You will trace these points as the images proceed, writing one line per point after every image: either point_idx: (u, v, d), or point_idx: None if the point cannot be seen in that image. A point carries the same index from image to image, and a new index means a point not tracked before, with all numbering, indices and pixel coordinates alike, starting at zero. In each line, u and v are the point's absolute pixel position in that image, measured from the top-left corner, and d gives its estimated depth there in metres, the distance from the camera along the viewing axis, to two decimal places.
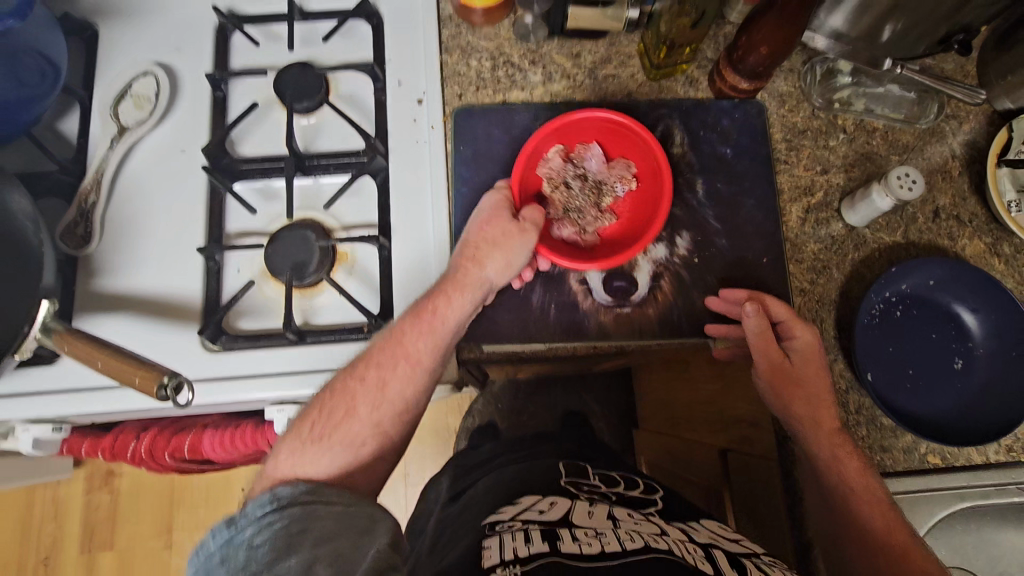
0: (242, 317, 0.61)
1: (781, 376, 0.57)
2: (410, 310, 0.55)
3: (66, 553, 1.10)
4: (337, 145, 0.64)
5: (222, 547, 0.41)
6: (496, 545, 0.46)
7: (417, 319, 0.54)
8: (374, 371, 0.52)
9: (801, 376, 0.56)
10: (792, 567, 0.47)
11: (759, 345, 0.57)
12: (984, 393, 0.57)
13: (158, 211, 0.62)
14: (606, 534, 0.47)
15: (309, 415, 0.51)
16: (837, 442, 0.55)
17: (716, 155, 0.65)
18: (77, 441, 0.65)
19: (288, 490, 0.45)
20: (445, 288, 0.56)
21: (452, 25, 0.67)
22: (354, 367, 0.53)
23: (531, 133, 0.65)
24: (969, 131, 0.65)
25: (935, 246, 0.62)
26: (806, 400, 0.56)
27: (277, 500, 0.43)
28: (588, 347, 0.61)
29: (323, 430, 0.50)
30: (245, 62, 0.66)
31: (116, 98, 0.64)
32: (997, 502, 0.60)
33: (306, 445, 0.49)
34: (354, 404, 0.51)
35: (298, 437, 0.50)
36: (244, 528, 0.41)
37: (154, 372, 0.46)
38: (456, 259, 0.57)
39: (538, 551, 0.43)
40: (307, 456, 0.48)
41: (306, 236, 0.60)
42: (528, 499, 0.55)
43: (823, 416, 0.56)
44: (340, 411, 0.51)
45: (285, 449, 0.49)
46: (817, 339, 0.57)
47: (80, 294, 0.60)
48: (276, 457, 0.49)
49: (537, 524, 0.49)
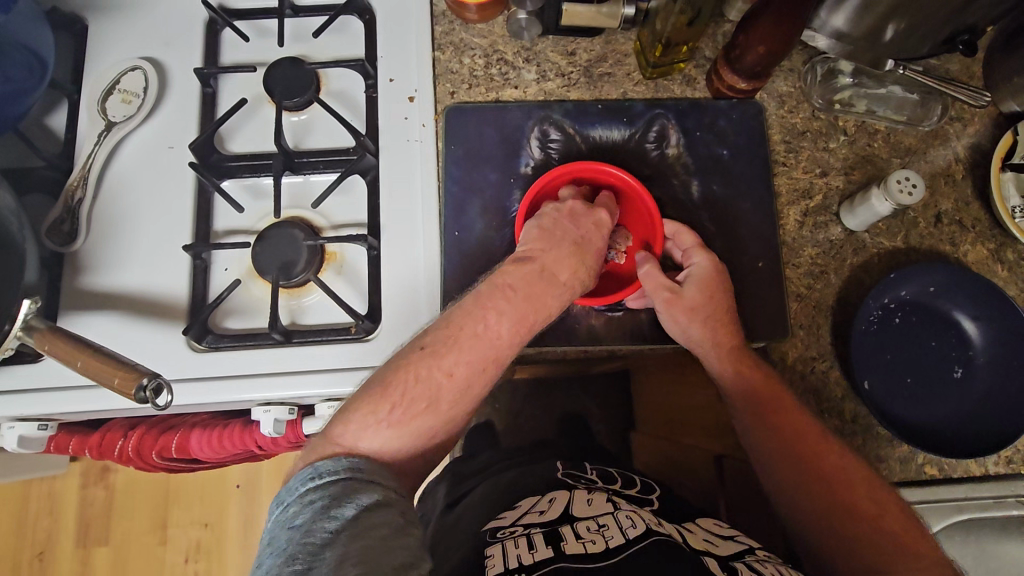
0: (229, 316, 0.60)
1: (677, 302, 0.56)
2: (513, 308, 0.50)
3: (61, 548, 1.11)
4: (327, 143, 0.63)
5: (273, 524, 0.40)
6: (499, 553, 0.45)
7: (517, 318, 0.50)
8: (465, 364, 0.47)
9: (692, 298, 0.56)
10: (785, 563, 0.46)
11: (651, 279, 0.57)
12: (984, 404, 0.56)
13: (145, 208, 0.62)
14: (608, 527, 0.46)
15: (388, 391, 0.45)
16: (827, 451, 0.52)
17: (712, 156, 0.63)
18: (63, 438, 0.64)
19: (333, 465, 0.42)
20: (545, 288, 0.52)
21: (445, 21, 0.66)
22: (442, 353, 0.47)
23: (523, 132, 0.64)
24: (973, 134, 0.63)
25: (936, 252, 0.61)
26: (704, 324, 0.56)
27: (321, 476, 0.41)
28: (579, 351, 0.60)
29: (403, 415, 0.45)
30: (235, 58, 0.65)
31: (104, 92, 0.63)
32: (996, 515, 0.58)
33: (382, 426, 0.45)
34: (438, 397, 0.46)
35: (375, 414, 0.45)
36: (291, 506, 0.40)
37: (133, 373, 0.45)
38: (569, 271, 0.53)
39: (544, 557, 0.43)
40: (379, 438, 0.44)
41: (294, 235, 0.59)
42: (526, 503, 0.54)
43: (729, 362, 0.56)
44: (422, 400, 0.46)
45: (357, 419, 0.44)
46: (713, 266, 0.58)
47: (65, 292, 0.60)
48: (345, 423, 0.45)
49: (539, 525, 0.48)
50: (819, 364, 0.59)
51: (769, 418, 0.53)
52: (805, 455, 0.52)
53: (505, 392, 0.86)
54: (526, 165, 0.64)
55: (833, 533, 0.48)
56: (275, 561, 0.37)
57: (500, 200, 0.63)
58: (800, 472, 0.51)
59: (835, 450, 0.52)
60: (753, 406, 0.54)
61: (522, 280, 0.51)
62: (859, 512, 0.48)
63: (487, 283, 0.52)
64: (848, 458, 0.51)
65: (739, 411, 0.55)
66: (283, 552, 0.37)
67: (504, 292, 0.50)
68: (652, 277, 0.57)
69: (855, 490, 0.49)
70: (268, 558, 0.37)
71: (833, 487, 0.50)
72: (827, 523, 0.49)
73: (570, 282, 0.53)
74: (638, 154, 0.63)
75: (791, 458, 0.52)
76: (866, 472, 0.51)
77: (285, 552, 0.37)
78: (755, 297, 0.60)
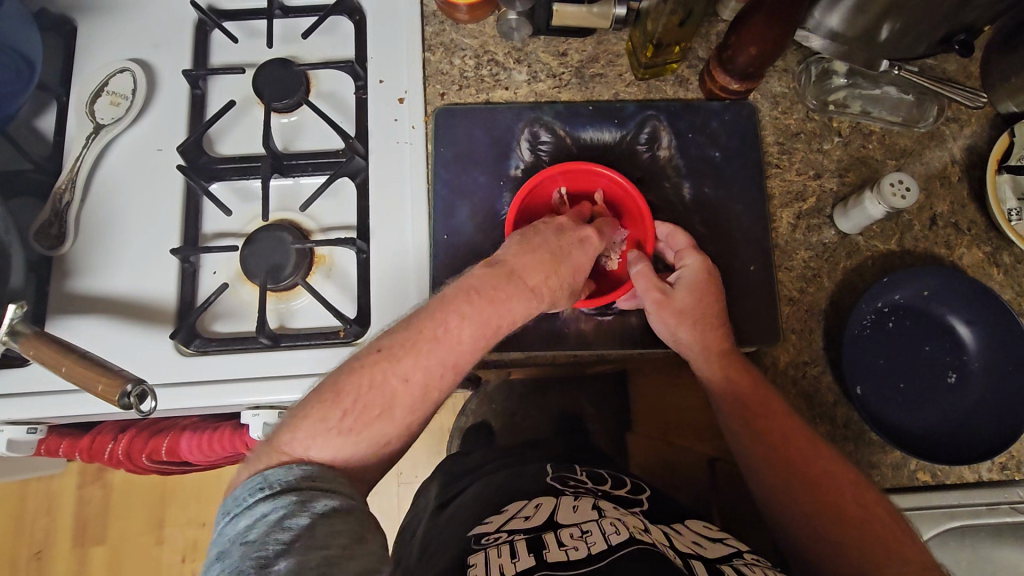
0: (217, 320, 0.60)
1: (667, 304, 0.55)
2: (476, 313, 0.46)
3: (59, 547, 1.11)
4: (316, 145, 0.63)
5: (220, 539, 0.39)
6: (481, 561, 0.44)
7: (480, 325, 0.47)
8: (422, 371, 0.45)
9: (682, 301, 0.55)
10: (774, 566, 0.45)
11: (643, 279, 0.56)
12: (978, 410, 0.55)
13: (133, 211, 0.61)
14: (592, 533, 0.45)
15: (340, 397, 0.43)
16: (819, 458, 0.51)
17: (704, 158, 0.63)
18: (54, 441, 0.64)
19: (282, 474, 0.40)
20: (512, 293, 0.48)
21: (436, 22, 0.65)
22: (397, 358, 0.45)
23: (513, 134, 0.64)
24: (969, 136, 0.62)
25: (930, 255, 0.60)
26: (693, 328, 0.56)
27: (270, 486, 0.40)
28: (568, 355, 0.60)
29: (355, 423, 0.43)
30: (225, 59, 0.65)
31: (92, 94, 0.63)
32: (989, 522, 0.58)
33: (332, 434, 0.42)
34: (393, 404, 0.44)
35: (324, 422, 0.43)
36: (240, 519, 0.39)
37: (117, 380, 0.45)
38: (540, 275, 0.49)
39: (526, 568, 0.42)
40: (330, 447, 0.42)
41: (282, 238, 0.59)
42: (513, 508, 0.53)
43: (716, 364, 0.56)
44: (375, 408, 0.44)
45: (306, 428, 0.42)
46: (705, 269, 0.57)
47: (53, 296, 0.60)
48: (293, 430, 0.43)
49: (522, 532, 0.47)
50: (811, 369, 0.58)
51: (755, 423, 0.53)
52: (792, 459, 0.51)
53: (500, 393, 0.86)
54: (516, 167, 0.63)
55: (821, 538, 0.48)
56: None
57: (490, 203, 0.63)
58: (787, 476, 0.51)
59: (826, 456, 0.51)
60: (741, 412, 0.54)
61: (487, 283, 0.47)
62: (846, 516, 0.48)
63: (453, 285, 0.49)
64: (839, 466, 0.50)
65: (726, 416, 0.55)
66: (232, 568, 0.36)
67: (467, 295, 0.47)
68: (644, 278, 0.56)
69: (843, 496, 0.49)
70: (217, 574, 0.36)
71: (823, 492, 0.49)
72: (815, 527, 0.48)
73: (540, 287, 0.49)
74: (629, 156, 0.63)
75: (778, 463, 0.51)
76: (855, 477, 0.50)
77: (233, 567, 0.36)
78: (746, 301, 0.60)
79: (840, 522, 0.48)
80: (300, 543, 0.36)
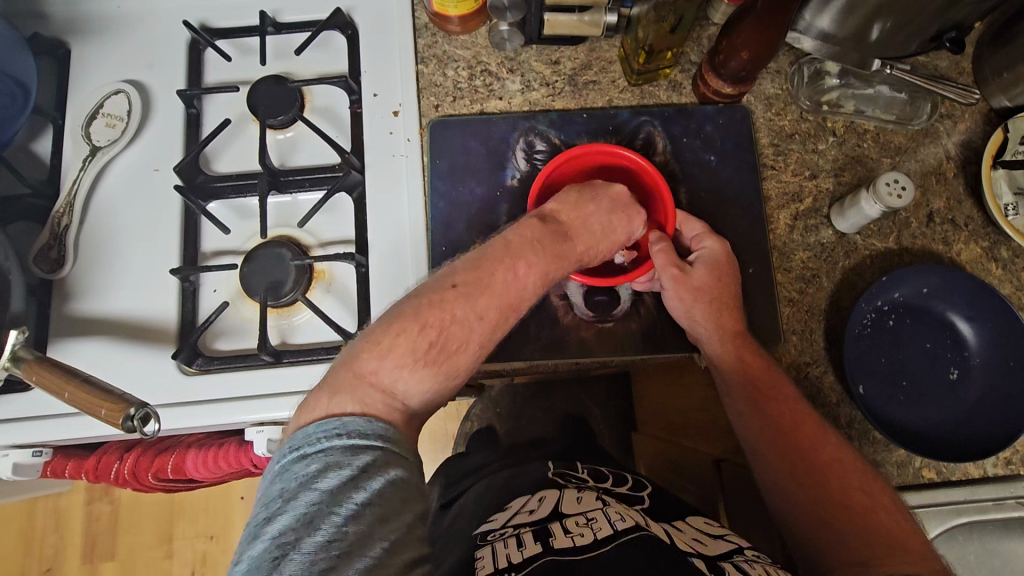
0: (218, 338, 0.60)
1: (684, 280, 0.55)
2: (539, 263, 0.48)
3: (67, 563, 1.11)
4: (313, 161, 0.63)
5: (282, 475, 0.37)
6: (489, 552, 0.44)
7: (543, 274, 0.48)
8: (497, 309, 0.45)
9: (699, 278, 0.56)
10: (776, 563, 0.44)
11: (662, 254, 0.56)
12: (981, 406, 0.55)
13: (133, 232, 0.61)
14: (597, 520, 0.45)
15: (426, 328, 0.43)
16: (819, 437, 0.51)
17: (699, 161, 0.63)
18: (59, 462, 0.63)
19: (364, 423, 0.39)
20: (563, 252, 0.50)
21: (428, 34, 0.65)
22: (476, 294, 0.44)
23: (509, 144, 0.64)
24: (964, 131, 0.63)
25: (930, 252, 0.60)
26: (708, 308, 0.56)
27: (349, 435, 0.39)
28: (570, 363, 0.60)
29: (439, 355, 0.43)
30: (219, 78, 0.65)
31: (88, 118, 0.63)
32: (996, 518, 0.58)
33: (418, 366, 0.42)
34: (471, 338, 0.44)
35: (411, 350, 0.42)
36: (312, 461, 0.37)
37: (121, 403, 0.44)
38: (586, 241, 0.52)
39: (532, 553, 0.42)
40: (412, 378, 0.42)
41: (282, 255, 0.59)
42: (517, 503, 0.53)
43: (731, 346, 0.56)
44: (456, 342, 0.44)
45: (393, 357, 0.42)
46: (725, 250, 0.58)
47: (53, 320, 0.59)
48: (381, 357, 0.42)
49: (528, 524, 0.47)
50: (813, 369, 0.59)
51: (763, 403, 0.53)
52: (797, 442, 0.51)
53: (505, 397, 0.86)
54: (512, 177, 0.63)
55: (825, 523, 0.47)
56: (291, 522, 0.35)
57: (487, 213, 0.63)
58: (796, 465, 0.50)
59: (831, 443, 0.51)
60: (750, 394, 0.53)
61: (547, 235, 0.49)
62: (849, 501, 0.47)
63: (512, 233, 0.50)
64: (846, 451, 0.50)
65: (735, 398, 0.54)
66: (302, 515, 0.35)
67: (532, 245, 0.48)
68: (661, 254, 0.56)
69: (849, 483, 0.48)
70: (285, 520, 0.35)
71: (825, 477, 0.49)
72: (817, 513, 0.48)
73: (586, 252, 0.52)
74: None
75: (787, 450, 0.51)
76: (861, 465, 0.50)
77: (305, 514, 0.35)
78: (746, 302, 0.60)
79: (861, 515, 0.46)
80: (373, 513, 0.36)
